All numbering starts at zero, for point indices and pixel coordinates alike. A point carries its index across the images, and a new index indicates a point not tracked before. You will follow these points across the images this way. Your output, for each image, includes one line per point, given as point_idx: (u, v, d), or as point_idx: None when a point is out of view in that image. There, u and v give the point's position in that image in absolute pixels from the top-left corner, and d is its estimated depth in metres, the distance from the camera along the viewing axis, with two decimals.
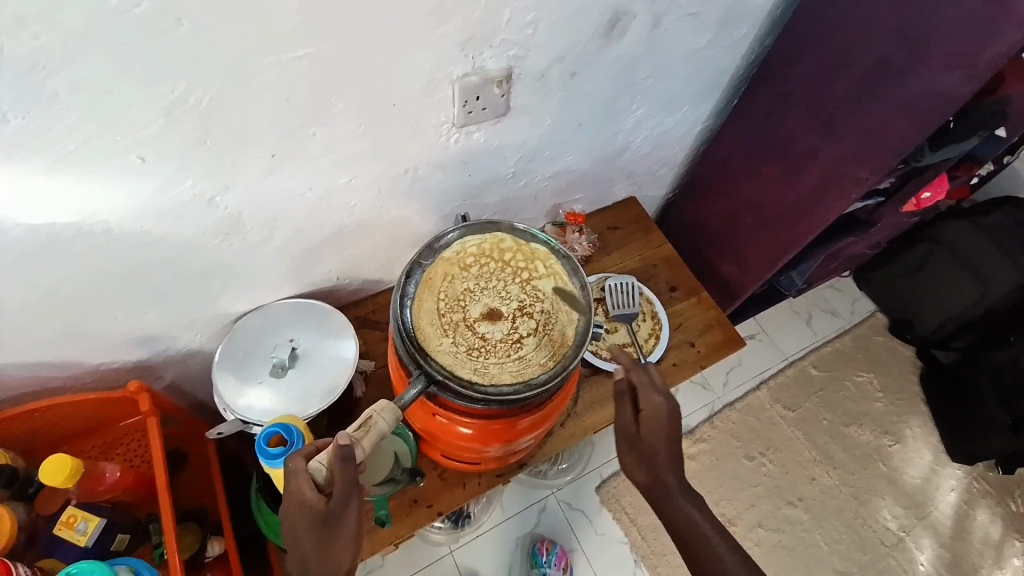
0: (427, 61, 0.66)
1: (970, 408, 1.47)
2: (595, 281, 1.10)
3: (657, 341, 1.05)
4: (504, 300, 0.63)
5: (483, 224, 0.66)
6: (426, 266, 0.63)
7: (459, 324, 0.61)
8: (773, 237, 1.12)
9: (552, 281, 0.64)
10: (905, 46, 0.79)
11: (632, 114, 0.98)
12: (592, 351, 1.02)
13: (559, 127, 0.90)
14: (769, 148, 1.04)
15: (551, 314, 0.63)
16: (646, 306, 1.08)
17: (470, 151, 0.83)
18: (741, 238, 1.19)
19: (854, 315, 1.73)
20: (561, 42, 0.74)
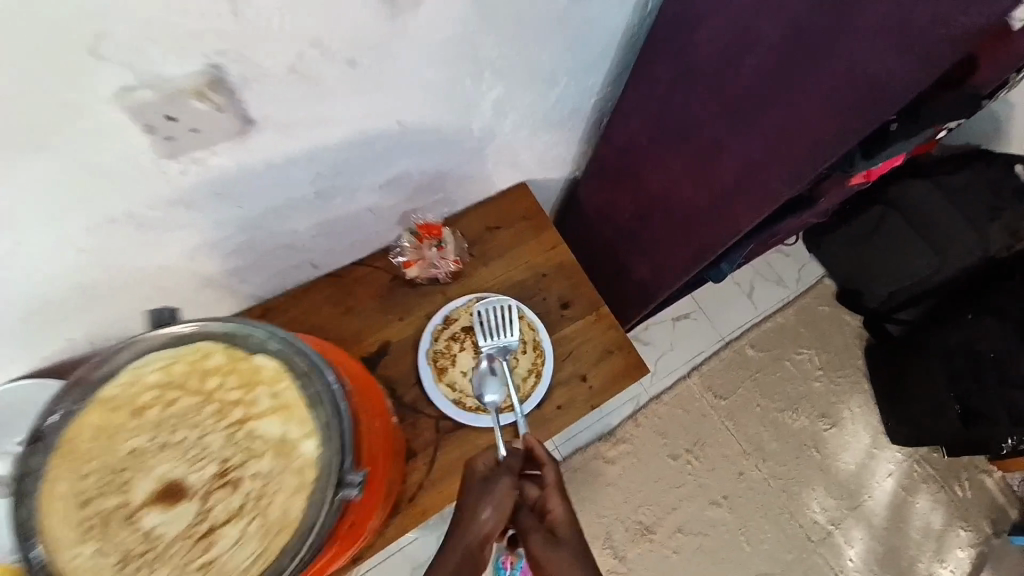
0: (43, 75, 0.40)
1: (915, 383, 1.34)
2: (463, 304, 0.88)
3: (538, 380, 0.86)
4: (195, 464, 0.52)
5: (178, 349, 0.55)
6: (82, 424, 0.53)
7: (121, 510, 0.51)
8: (681, 241, 0.90)
9: (268, 421, 0.54)
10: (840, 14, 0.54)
11: (484, 96, 0.71)
12: (454, 400, 0.83)
13: (368, 131, 0.63)
14: (667, 138, 0.80)
15: (265, 477, 0.52)
16: (526, 334, 0.88)
17: (222, 180, 0.57)
18: (647, 237, 0.97)
19: (800, 283, 1.55)
20: (306, 17, 0.46)
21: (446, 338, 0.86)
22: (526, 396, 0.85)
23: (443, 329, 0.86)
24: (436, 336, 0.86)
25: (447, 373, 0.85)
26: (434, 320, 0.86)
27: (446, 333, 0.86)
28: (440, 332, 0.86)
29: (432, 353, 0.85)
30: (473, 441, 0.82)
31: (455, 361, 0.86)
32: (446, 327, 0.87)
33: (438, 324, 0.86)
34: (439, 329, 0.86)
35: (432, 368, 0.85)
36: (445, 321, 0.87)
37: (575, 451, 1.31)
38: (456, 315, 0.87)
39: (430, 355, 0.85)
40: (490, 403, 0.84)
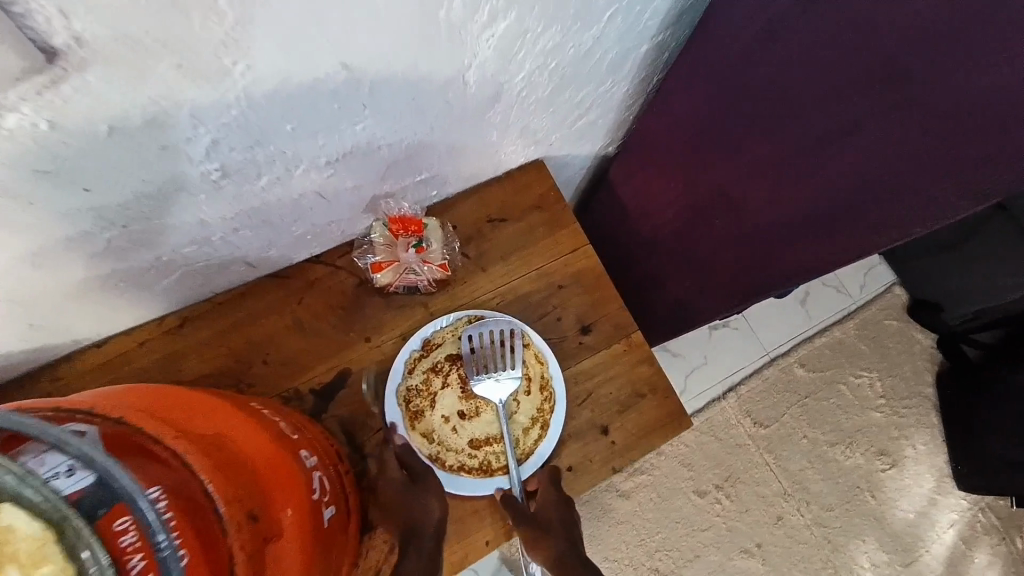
0: None
1: (985, 420, 1.11)
2: (451, 324, 0.65)
3: (545, 433, 0.64)
4: None
5: None
6: None
7: None
8: (740, 255, 0.67)
9: None
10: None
11: (484, 33, 0.46)
12: (430, 456, 0.62)
13: (289, 79, 0.39)
14: (802, 80, 0.48)
15: None
16: (533, 369, 0.65)
17: (38, 154, 0.34)
18: (724, 224, 0.67)
19: (865, 293, 1.29)
20: None
21: (424, 371, 0.64)
22: (527, 454, 0.64)
23: (421, 357, 0.64)
24: (411, 367, 0.64)
25: (423, 417, 0.63)
26: (410, 345, 0.64)
27: (424, 364, 0.64)
28: (417, 362, 0.64)
29: (403, 390, 0.63)
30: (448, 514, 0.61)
31: (435, 402, 0.64)
32: (425, 355, 0.64)
33: (415, 351, 0.64)
34: (415, 357, 0.64)
35: (403, 411, 0.63)
36: (424, 347, 0.64)
37: None
38: (440, 340, 0.65)
39: (401, 393, 0.63)
40: (478, 462, 0.63)
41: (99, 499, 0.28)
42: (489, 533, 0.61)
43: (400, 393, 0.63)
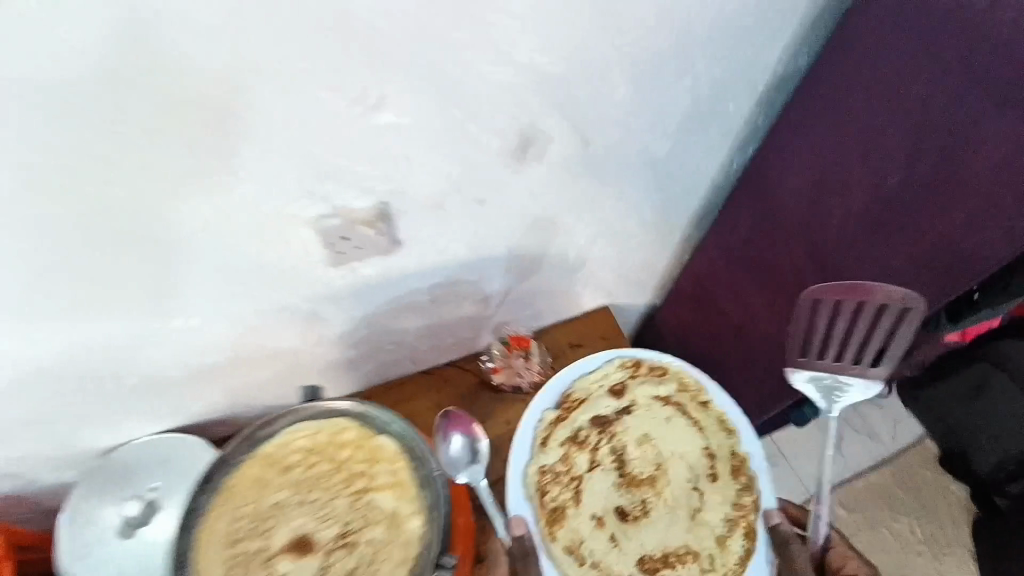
0: (263, 207, 0.53)
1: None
2: (580, 386, 0.84)
3: (747, 544, 0.78)
4: (321, 523, 0.66)
5: (324, 411, 0.70)
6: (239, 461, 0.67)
7: (251, 558, 0.63)
8: (765, 363, 0.97)
9: (389, 494, 0.67)
10: (1012, 101, 0.52)
11: (580, 232, 0.81)
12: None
13: (477, 253, 0.74)
14: (787, 256, 0.81)
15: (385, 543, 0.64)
16: (704, 449, 0.85)
17: (364, 287, 0.69)
18: (748, 341, 0.97)
19: (897, 441, 1.42)
20: (451, 171, 0.59)
21: (567, 446, 0.82)
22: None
23: (552, 425, 0.82)
24: (546, 441, 0.81)
25: (569, 513, 0.79)
26: (529, 428, 0.81)
27: (559, 436, 0.82)
28: (548, 437, 0.81)
29: (540, 470, 0.79)
30: None
31: (591, 492, 0.81)
32: (558, 422, 0.82)
33: (541, 429, 0.81)
34: (546, 429, 0.81)
35: (544, 514, 0.77)
36: (560, 409, 0.83)
37: None
38: (583, 397, 0.84)
39: (536, 474, 0.78)
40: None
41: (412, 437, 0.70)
42: None
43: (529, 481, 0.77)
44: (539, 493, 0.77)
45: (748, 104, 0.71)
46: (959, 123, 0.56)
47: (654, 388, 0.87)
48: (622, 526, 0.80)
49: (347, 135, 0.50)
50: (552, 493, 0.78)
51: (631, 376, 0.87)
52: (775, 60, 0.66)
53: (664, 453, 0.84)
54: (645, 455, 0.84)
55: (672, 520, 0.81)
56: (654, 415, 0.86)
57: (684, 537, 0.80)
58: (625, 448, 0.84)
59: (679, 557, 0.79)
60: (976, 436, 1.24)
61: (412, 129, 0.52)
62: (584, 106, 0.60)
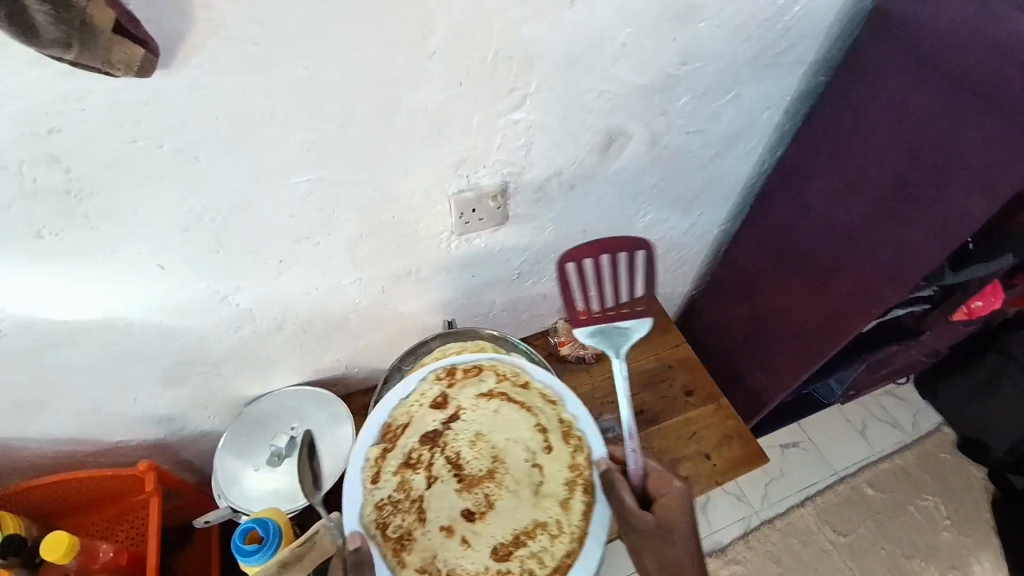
0: (424, 181, 0.70)
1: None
2: (397, 415, 0.77)
3: (587, 502, 0.73)
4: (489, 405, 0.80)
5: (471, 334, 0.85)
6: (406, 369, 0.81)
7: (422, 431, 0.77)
8: (798, 352, 1.03)
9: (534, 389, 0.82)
10: (986, 87, 0.65)
11: (640, 220, 0.97)
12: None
13: (560, 232, 0.90)
14: (816, 239, 0.92)
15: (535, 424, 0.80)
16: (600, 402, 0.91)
17: (472, 255, 0.86)
18: (783, 331, 1.05)
19: (917, 429, 1.53)
20: (557, 159, 0.76)
21: (402, 471, 0.74)
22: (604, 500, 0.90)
23: (380, 457, 0.74)
24: (376, 475, 0.73)
25: (415, 538, 0.70)
26: (356, 465, 0.73)
27: (391, 462, 0.74)
28: (377, 466, 0.73)
29: (376, 504, 0.71)
30: None
31: (430, 509, 0.72)
32: (383, 454, 0.74)
33: (368, 461, 0.73)
34: (371, 463, 0.73)
35: (387, 544, 0.69)
36: (385, 442, 0.75)
37: None
38: (403, 423, 0.76)
39: (372, 510, 0.71)
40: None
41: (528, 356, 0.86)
42: None
43: (366, 520, 0.70)
44: (379, 527, 0.70)
45: (782, 112, 0.88)
46: (953, 106, 0.69)
47: (476, 387, 0.79)
48: (472, 525, 0.71)
49: (495, 127, 0.68)
50: (392, 522, 0.71)
51: (448, 387, 0.79)
52: (804, 75, 0.83)
53: (498, 442, 0.76)
54: (479, 456, 0.75)
55: None
56: (481, 412, 0.78)
57: (532, 515, 0.72)
58: (457, 449, 0.76)
59: (528, 534, 0.71)
60: (991, 423, 1.38)
61: (540, 125, 0.70)
62: (660, 112, 0.78)
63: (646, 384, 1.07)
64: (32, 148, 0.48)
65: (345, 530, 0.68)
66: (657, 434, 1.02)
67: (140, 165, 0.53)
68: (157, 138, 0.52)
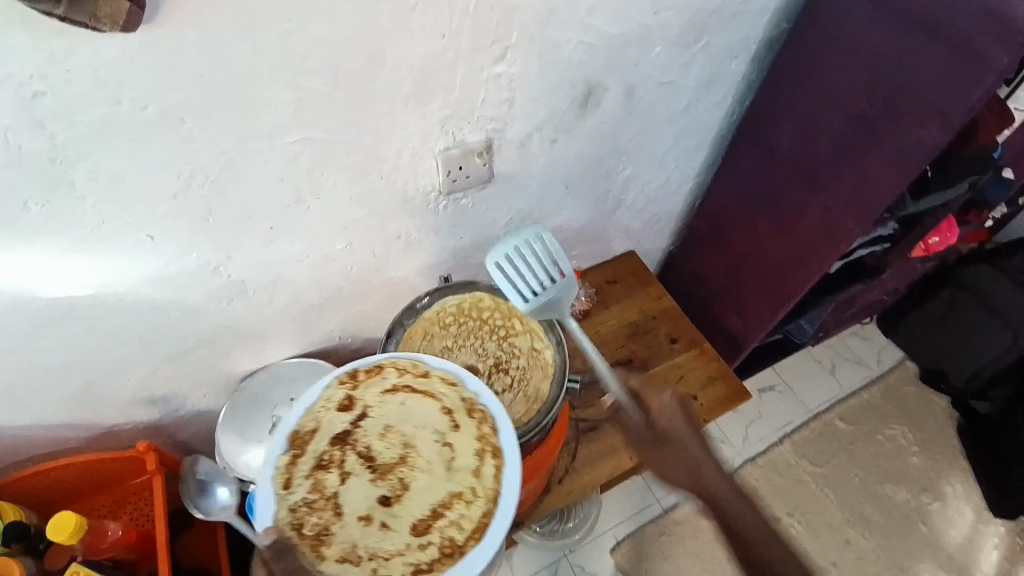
0: (410, 139, 0.70)
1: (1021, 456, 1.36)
2: (304, 421, 0.69)
3: (498, 464, 0.67)
4: (481, 357, 0.81)
5: (463, 286, 0.84)
6: (407, 325, 0.80)
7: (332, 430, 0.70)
8: (770, 293, 1.08)
9: (525, 336, 0.82)
10: (935, 24, 0.70)
11: (620, 174, 1.00)
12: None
13: (543, 189, 0.92)
14: (783, 182, 0.96)
15: (526, 369, 0.80)
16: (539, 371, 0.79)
17: (459, 215, 0.87)
18: (754, 274, 1.10)
19: (883, 365, 1.63)
20: (538, 114, 0.78)
21: (314, 473, 0.67)
22: (496, 505, 0.65)
23: (290, 464, 0.67)
24: (287, 481, 0.66)
25: (334, 532, 0.65)
26: (263, 477, 0.66)
27: (302, 467, 0.67)
28: (289, 471, 0.66)
29: (290, 508, 0.65)
30: (605, 440, 1.00)
31: (346, 503, 0.67)
32: (294, 460, 0.67)
33: (278, 468, 0.66)
34: (282, 470, 0.66)
35: (304, 544, 0.64)
36: (295, 448, 0.68)
37: (674, 505, 1.37)
38: (310, 428, 0.69)
39: (287, 512, 0.65)
40: (428, 556, 0.64)
41: None
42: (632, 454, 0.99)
43: (280, 524, 0.64)
44: (294, 528, 0.64)
45: (749, 60, 0.91)
46: (907, 44, 0.73)
47: (380, 382, 0.72)
48: (389, 509, 0.67)
49: (478, 82, 0.69)
50: (308, 522, 0.65)
51: (352, 386, 0.71)
52: (768, 23, 0.87)
53: (408, 429, 0.70)
54: (390, 446, 0.69)
55: (428, 485, 0.68)
56: (387, 405, 0.71)
57: (446, 488, 0.67)
58: (367, 443, 0.69)
59: (445, 506, 0.67)
60: (949, 357, 1.47)
61: (522, 78, 0.72)
62: (635, 63, 0.80)
63: (632, 336, 1.11)
64: (20, 112, 0.48)
65: (256, 529, 0.64)
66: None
67: (127, 129, 0.53)
68: (140, 99, 0.52)
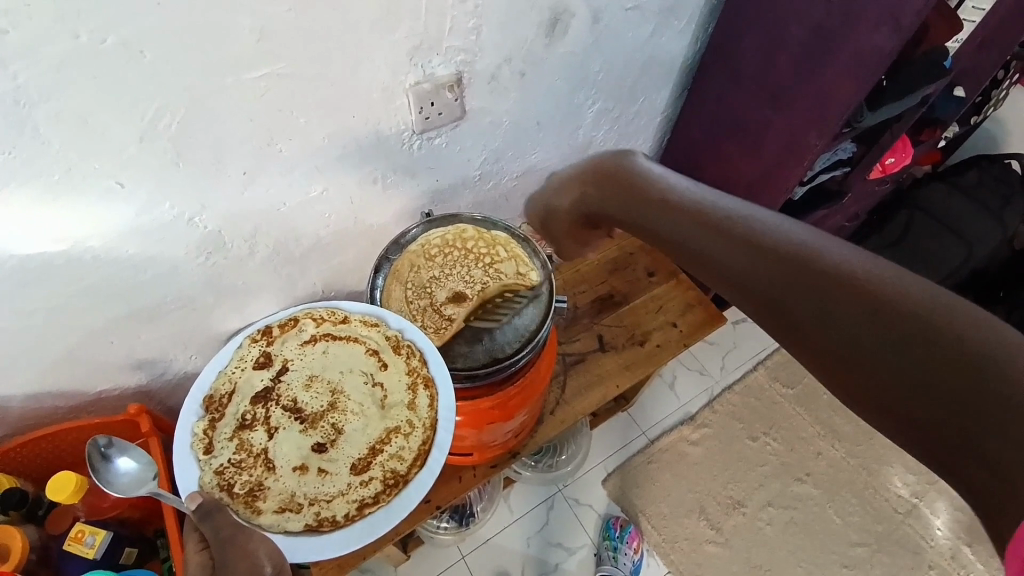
0: (380, 71, 0.69)
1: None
2: (218, 384, 0.69)
3: (431, 393, 0.69)
4: (469, 282, 0.82)
5: (443, 218, 0.85)
6: (393, 259, 0.82)
7: (254, 386, 0.71)
8: None
9: (511, 261, 0.84)
10: None
11: (590, 109, 1.00)
12: (307, 524, 0.62)
13: (515, 125, 0.92)
14: (748, 102, 0.99)
15: (514, 291, 0.82)
16: (510, 293, 0.82)
17: (434, 155, 0.86)
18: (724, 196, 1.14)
19: None
20: (506, 44, 0.78)
21: (238, 434, 0.67)
22: (435, 429, 0.67)
23: (209, 429, 0.66)
24: (208, 446, 0.65)
25: (268, 486, 0.65)
26: (181, 444, 0.64)
27: (223, 429, 0.67)
28: (208, 436, 0.66)
29: (215, 471, 0.64)
30: (592, 370, 1.03)
31: (277, 457, 0.67)
32: (212, 424, 0.66)
33: (195, 435, 0.65)
34: (199, 436, 0.65)
35: (236, 502, 0.63)
36: (211, 412, 0.67)
37: (659, 435, 1.43)
38: (226, 391, 0.69)
39: (212, 476, 0.63)
40: (371, 490, 0.64)
41: (504, 229, 0.86)
42: (620, 381, 1.03)
43: (206, 488, 0.63)
44: (223, 489, 0.63)
45: None
46: None
47: (296, 336, 0.74)
48: (324, 456, 0.68)
49: (444, 7, 0.68)
50: (238, 482, 0.64)
51: (267, 343, 0.73)
52: None
53: (333, 376, 0.72)
54: (317, 395, 0.71)
55: (363, 426, 0.70)
56: (309, 356, 0.73)
57: (383, 426, 0.69)
58: (292, 395, 0.71)
59: (383, 441, 0.68)
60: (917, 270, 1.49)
61: (488, 4, 0.71)
62: None
63: (612, 272, 1.14)
64: None
65: (180, 496, 0.61)
66: (628, 312, 1.10)
67: (91, 65, 0.51)
68: (100, 32, 0.50)
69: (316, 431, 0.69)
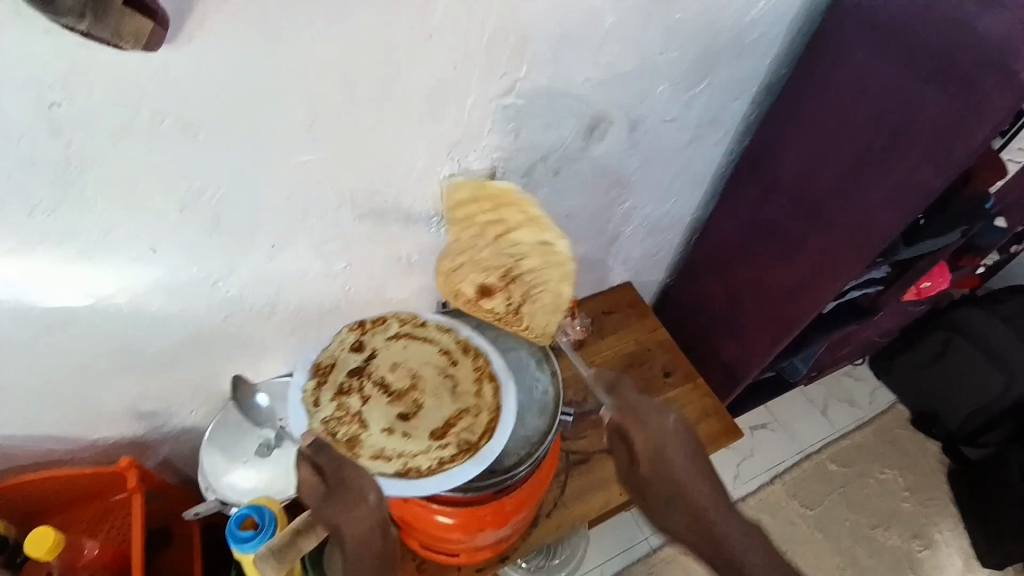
0: (421, 161, 0.71)
1: (1003, 506, 1.36)
2: (322, 356, 0.76)
3: (494, 386, 0.76)
4: (486, 274, 0.81)
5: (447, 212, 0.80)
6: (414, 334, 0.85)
7: (349, 362, 0.77)
8: (769, 324, 1.09)
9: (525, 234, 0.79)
10: (935, 77, 0.72)
11: (621, 206, 1.01)
12: (397, 471, 0.70)
13: (545, 216, 0.93)
14: (782, 216, 0.98)
15: (537, 273, 0.81)
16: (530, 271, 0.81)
17: None
18: (752, 304, 1.12)
19: (874, 406, 1.61)
20: (545, 143, 0.80)
21: (339, 397, 0.74)
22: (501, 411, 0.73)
23: (317, 388, 0.74)
24: (315, 401, 0.73)
25: (363, 439, 0.72)
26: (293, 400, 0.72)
27: (327, 392, 0.74)
28: (316, 394, 0.73)
29: (322, 422, 0.72)
30: (596, 472, 0.98)
31: (370, 420, 0.74)
32: (319, 385, 0.74)
33: (306, 392, 0.73)
34: (309, 393, 0.73)
35: (339, 447, 0.71)
36: (318, 377, 0.75)
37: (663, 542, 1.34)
38: (329, 363, 0.76)
39: (319, 425, 0.72)
40: (448, 451, 0.71)
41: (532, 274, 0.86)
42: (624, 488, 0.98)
43: (315, 432, 0.71)
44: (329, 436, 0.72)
45: (749, 101, 0.94)
46: (908, 88, 0.75)
47: (384, 330, 0.80)
48: (409, 423, 0.74)
49: (488, 109, 0.71)
50: (340, 432, 0.72)
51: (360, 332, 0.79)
52: (769, 66, 0.90)
53: (414, 364, 0.78)
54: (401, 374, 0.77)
55: (441, 404, 0.76)
56: (395, 344, 0.79)
57: (456, 406, 0.75)
58: (381, 373, 0.77)
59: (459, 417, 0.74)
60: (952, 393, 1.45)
61: (529, 108, 0.73)
62: (640, 98, 0.82)
63: (627, 367, 1.11)
64: (34, 117, 0.49)
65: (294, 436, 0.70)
66: None
67: (144, 141, 0.54)
68: (157, 114, 0.53)
69: (403, 403, 0.75)
